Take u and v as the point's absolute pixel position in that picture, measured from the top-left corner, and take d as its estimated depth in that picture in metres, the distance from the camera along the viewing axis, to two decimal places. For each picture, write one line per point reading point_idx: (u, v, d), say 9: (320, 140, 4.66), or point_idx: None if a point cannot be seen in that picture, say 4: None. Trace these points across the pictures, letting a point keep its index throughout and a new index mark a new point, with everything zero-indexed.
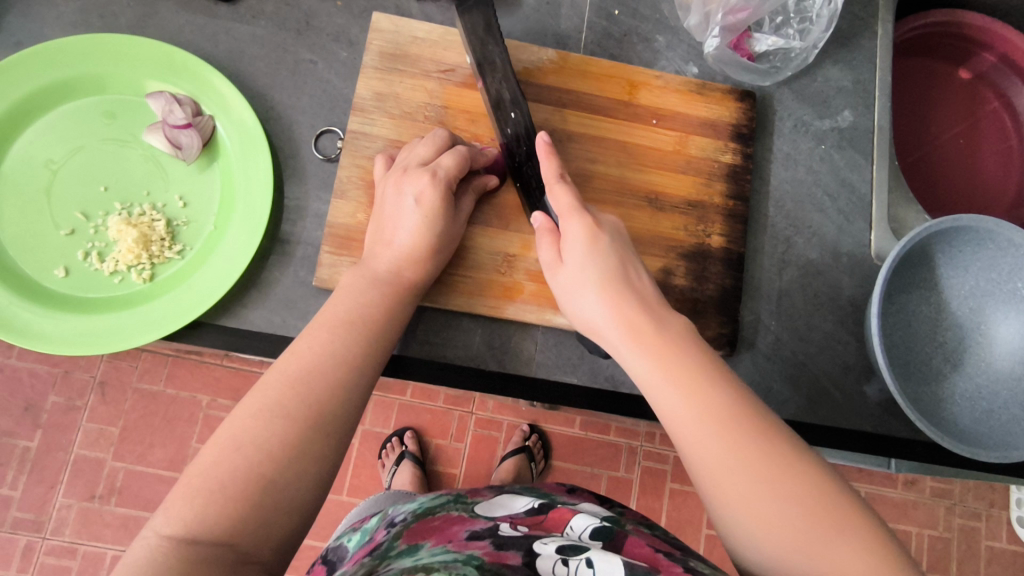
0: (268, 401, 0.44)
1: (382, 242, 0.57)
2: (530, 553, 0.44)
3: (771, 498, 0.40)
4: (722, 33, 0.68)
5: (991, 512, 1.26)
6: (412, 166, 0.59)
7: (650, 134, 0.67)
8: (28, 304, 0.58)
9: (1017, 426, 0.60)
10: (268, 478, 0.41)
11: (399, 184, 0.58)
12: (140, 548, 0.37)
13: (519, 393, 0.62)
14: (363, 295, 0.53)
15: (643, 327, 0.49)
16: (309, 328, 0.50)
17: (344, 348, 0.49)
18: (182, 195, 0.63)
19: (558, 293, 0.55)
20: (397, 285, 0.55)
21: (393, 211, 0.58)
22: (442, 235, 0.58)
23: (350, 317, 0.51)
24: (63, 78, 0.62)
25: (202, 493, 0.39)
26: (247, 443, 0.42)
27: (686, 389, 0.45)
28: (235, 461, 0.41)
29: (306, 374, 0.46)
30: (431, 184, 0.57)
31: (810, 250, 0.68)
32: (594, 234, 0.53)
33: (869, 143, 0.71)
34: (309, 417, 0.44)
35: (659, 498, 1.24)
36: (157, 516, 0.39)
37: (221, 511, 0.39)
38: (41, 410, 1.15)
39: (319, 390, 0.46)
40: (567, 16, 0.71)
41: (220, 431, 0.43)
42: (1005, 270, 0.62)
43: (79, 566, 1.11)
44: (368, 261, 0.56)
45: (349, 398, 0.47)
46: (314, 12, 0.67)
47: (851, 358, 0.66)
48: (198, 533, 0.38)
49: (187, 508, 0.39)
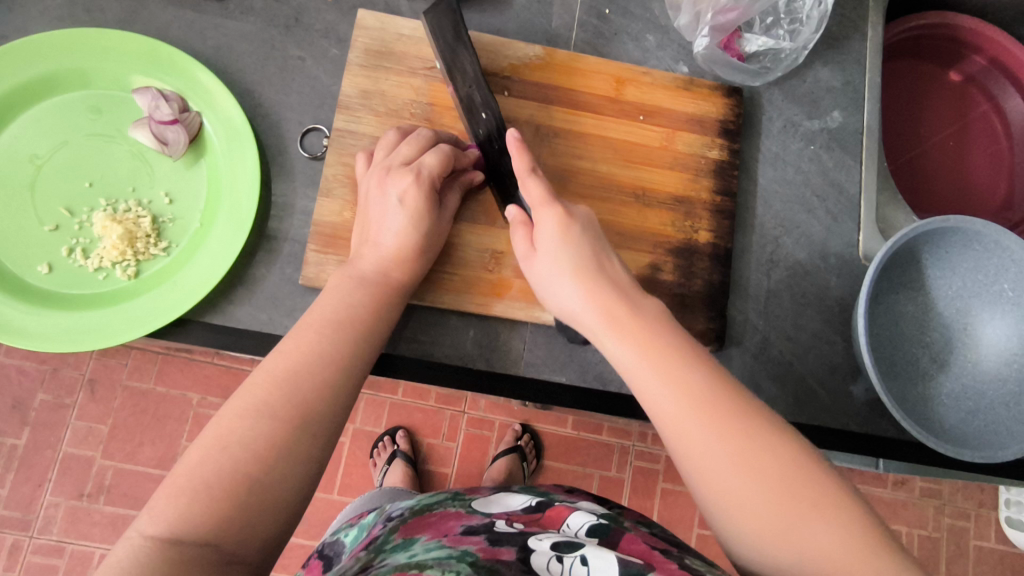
0: (254, 401, 0.44)
1: (368, 243, 0.57)
2: (524, 549, 0.43)
3: (744, 481, 0.41)
4: (712, 33, 0.68)
5: (979, 512, 1.27)
6: (394, 165, 0.58)
7: (637, 131, 0.66)
8: (11, 301, 0.57)
9: (1002, 426, 0.61)
10: (253, 478, 0.40)
11: (381, 185, 0.58)
12: (124, 548, 0.36)
13: (507, 391, 0.62)
14: (350, 296, 0.53)
15: (617, 315, 0.48)
16: (295, 329, 0.50)
17: (331, 348, 0.48)
18: (168, 191, 0.62)
19: (536, 284, 0.54)
20: (383, 284, 0.55)
21: (378, 212, 0.57)
22: (428, 234, 0.57)
23: (337, 316, 0.51)
24: (47, 73, 0.61)
25: (188, 492, 0.39)
26: (233, 442, 0.41)
27: (662, 377, 0.45)
28: (220, 460, 0.40)
29: (293, 373, 0.46)
30: (414, 184, 0.57)
31: (798, 250, 0.68)
32: (567, 222, 0.53)
33: (859, 143, 0.71)
34: (296, 417, 0.44)
35: (650, 497, 1.24)
36: (141, 515, 0.38)
37: (204, 512, 0.38)
38: (29, 407, 1.14)
39: (306, 390, 0.45)
40: (558, 14, 0.71)
41: (207, 430, 0.42)
42: (991, 271, 0.62)
43: (66, 565, 1.10)
44: (354, 261, 0.56)
45: (338, 399, 0.47)
46: (304, 8, 0.67)
47: (838, 358, 0.66)
48: (183, 533, 0.37)
49: (171, 507, 0.38)
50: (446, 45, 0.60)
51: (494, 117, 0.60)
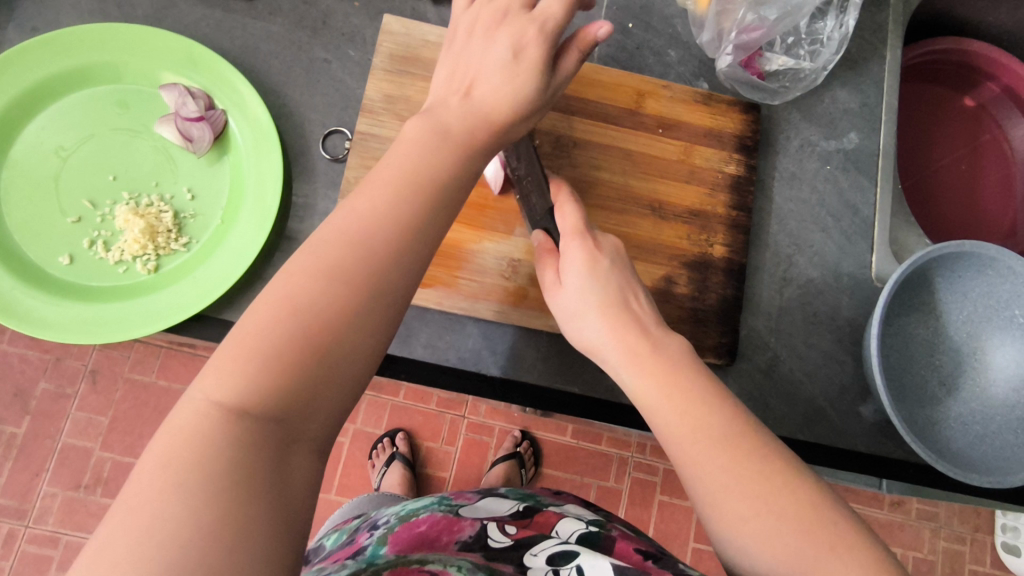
0: (320, 261, 0.36)
1: (458, 93, 0.46)
2: (520, 565, 0.45)
3: (768, 519, 0.40)
4: (736, 51, 0.68)
5: (975, 536, 1.27)
6: (512, 8, 0.47)
7: (654, 143, 0.67)
8: (30, 290, 0.58)
9: (1010, 452, 0.61)
10: (324, 338, 0.34)
11: (489, 34, 0.47)
12: (188, 412, 0.31)
13: (520, 398, 0.62)
14: (427, 151, 0.42)
15: (642, 351, 0.49)
16: (375, 169, 0.41)
17: (400, 208, 0.39)
18: (191, 188, 0.63)
19: (559, 318, 0.53)
20: (456, 143, 0.43)
21: (478, 61, 0.47)
22: (533, 101, 0.46)
23: (409, 172, 0.41)
24: (77, 67, 0.62)
25: (257, 356, 0.33)
26: (300, 308, 0.34)
27: (684, 416, 0.45)
28: (288, 326, 0.34)
29: (366, 238, 0.38)
30: (536, 36, 0.45)
31: (812, 268, 0.69)
32: (594, 257, 0.52)
33: (875, 165, 0.72)
34: (368, 283, 0.36)
35: (647, 508, 1.23)
36: (202, 374, 0.32)
37: (274, 378, 0.32)
38: (30, 396, 1.14)
39: (378, 251, 0.38)
40: (580, 26, 0.72)
41: (270, 289, 0.35)
42: (1003, 297, 0.63)
43: (61, 555, 1.10)
44: (437, 111, 0.45)
45: (420, 261, 0.40)
46: (331, 11, 0.68)
47: (848, 378, 0.66)
48: (250, 402, 0.31)
49: (236, 368, 0.32)
50: None
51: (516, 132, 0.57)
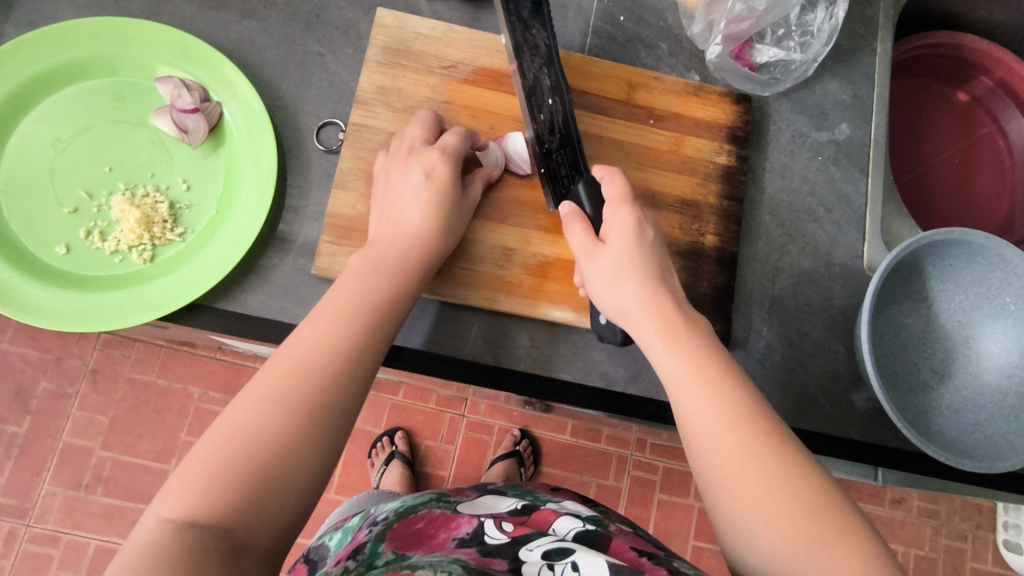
0: (272, 392, 0.42)
1: (389, 223, 0.58)
2: (515, 560, 0.45)
3: (778, 496, 0.40)
4: (725, 41, 0.70)
5: (976, 533, 1.26)
6: (413, 148, 0.61)
7: (647, 133, 0.68)
8: (27, 279, 0.58)
9: (1002, 439, 0.61)
10: (262, 464, 0.39)
11: (402, 167, 0.60)
12: (144, 534, 0.35)
13: (514, 386, 0.62)
14: (365, 283, 0.52)
15: (676, 323, 0.50)
16: (337, 287, 0.51)
17: (346, 337, 0.47)
18: (186, 179, 0.64)
19: (591, 282, 0.54)
20: (393, 271, 0.54)
21: (399, 192, 0.59)
22: (449, 212, 0.59)
23: (359, 302, 0.50)
24: (74, 60, 0.63)
25: (201, 479, 0.37)
26: (245, 429, 0.40)
27: (708, 388, 0.45)
28: (231, 449, 0.39)
29: (303, 361, 0.44)
30: (442, 159, 0.60)
31: (804, 258, 0.69)
32: (639, 229, 0.54)
33: (865, 157, 0.72)
34: (311, 410, 0.42)
35: (647, 506, 1.23)
36: (155, 500, 0.37)
37: (219, 497, 0.37)
38: (31, 396, 1.15)
39: (325, 386, 0.44)
40: (573, 19, 0.72)
41: (222, 418, 0.41)
42: (993, 285, 0.63)
43: (61, 554, 1.11)
44: (375, 244, 0.56)
45: (352, 389, 0.45)
46: (325, 5, 0.68)
47: (840, 367, 0.67)
48: (198, 518, 0.36)
49: (187, 493, 0.37)
50: (518, 21, 0.57)
51: (562, 100, 0.60)
